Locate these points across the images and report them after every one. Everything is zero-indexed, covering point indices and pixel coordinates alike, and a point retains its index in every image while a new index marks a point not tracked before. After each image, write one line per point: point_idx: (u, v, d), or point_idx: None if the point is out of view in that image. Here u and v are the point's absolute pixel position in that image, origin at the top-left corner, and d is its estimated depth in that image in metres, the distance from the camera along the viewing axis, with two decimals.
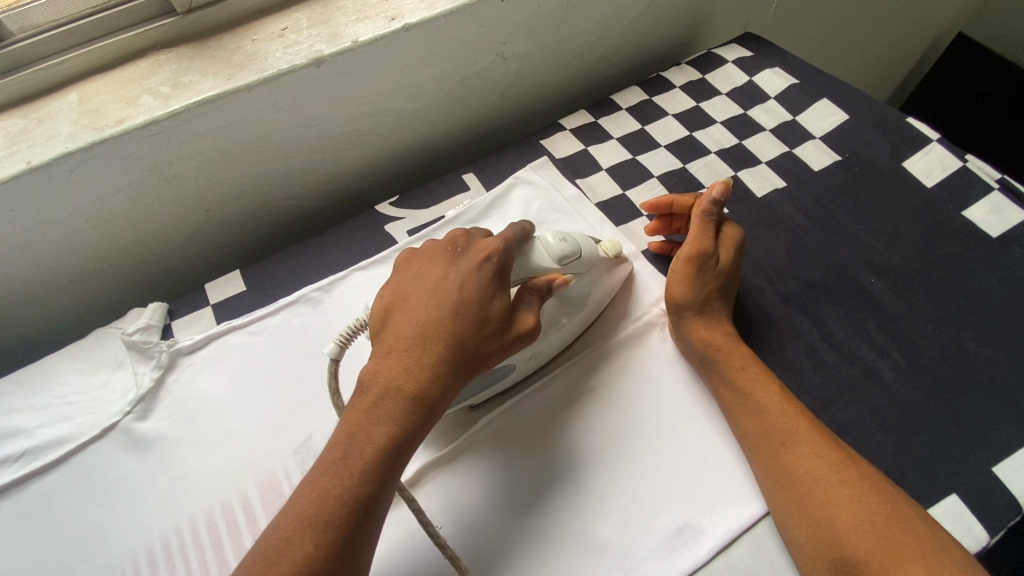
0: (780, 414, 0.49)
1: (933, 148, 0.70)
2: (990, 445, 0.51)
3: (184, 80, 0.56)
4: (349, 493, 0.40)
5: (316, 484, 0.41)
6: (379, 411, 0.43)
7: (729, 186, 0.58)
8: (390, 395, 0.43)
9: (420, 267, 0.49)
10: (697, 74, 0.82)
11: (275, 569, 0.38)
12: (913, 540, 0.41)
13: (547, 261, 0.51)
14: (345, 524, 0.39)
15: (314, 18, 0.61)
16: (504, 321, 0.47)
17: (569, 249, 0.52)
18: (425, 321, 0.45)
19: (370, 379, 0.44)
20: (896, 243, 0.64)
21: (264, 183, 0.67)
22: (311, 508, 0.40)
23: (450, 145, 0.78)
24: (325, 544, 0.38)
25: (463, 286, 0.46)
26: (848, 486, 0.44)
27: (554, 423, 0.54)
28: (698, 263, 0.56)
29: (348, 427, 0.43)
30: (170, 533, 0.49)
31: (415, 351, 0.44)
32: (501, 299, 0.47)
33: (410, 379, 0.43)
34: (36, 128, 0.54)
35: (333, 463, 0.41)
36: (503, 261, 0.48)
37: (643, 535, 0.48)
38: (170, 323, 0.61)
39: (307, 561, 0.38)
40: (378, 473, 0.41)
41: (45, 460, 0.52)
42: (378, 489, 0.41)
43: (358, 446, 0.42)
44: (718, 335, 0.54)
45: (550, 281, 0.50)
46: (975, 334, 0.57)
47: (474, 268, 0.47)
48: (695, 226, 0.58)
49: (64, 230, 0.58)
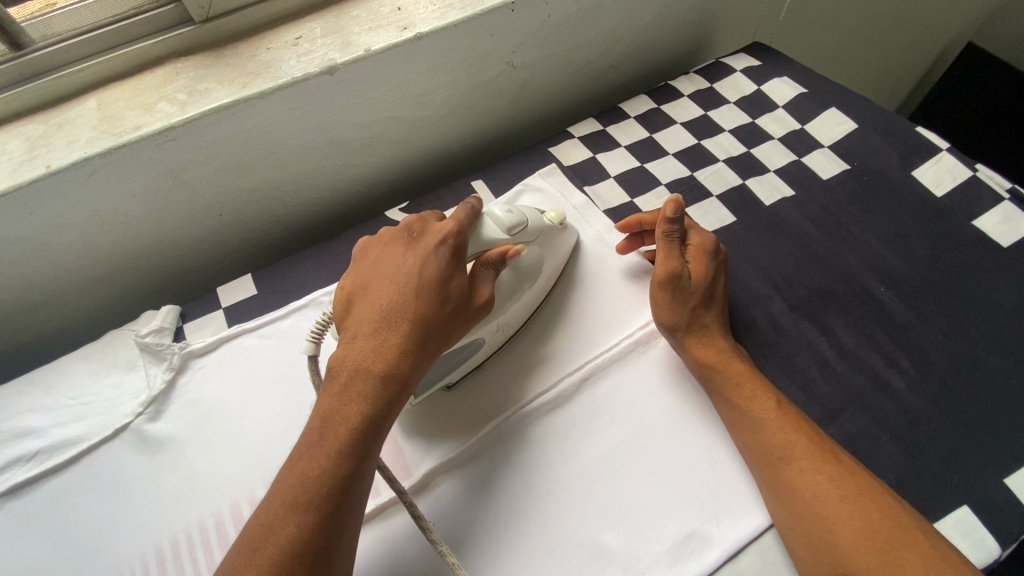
0: (776, 430, 0.48)
1: (943, 157, 0.70)
2: (1002, 456, 0.51)
3: (200, 88, 0.57)
4: (324, 474, 0.41)
5: (294, 467, 0.42)
6: (351, 393, 0.44)
7: (681, 200, 0.58)
8: (362, 377, 0.45)
9: (375, 257, 0.51)
10: (705, 84, 0.82)
11: (253, 553, 0.38)
12: (916, 558, 0.41)
13: (498, 234, 0.52)
14: (320, 505, 0.40)
15: (327, 27, 0.62)
16: (462, 296, 0.48)
17: (517, 220, 0.53)
18: (391, 305, 0.47)
19: (341, 364, 0.46)
20: (905, 252, 0.64)
21: (276, 189, 0.68)
22: (289, 490, 0.41)
23: (459, 153, 0.79)
24: (303, 523, 0.39)
25: (419, 268, 0.48)
26: (848, 503, 0.44)
27: (561, 427, 0.54)
28: (671, 284, 0.55)
29: (323, 412, 0.44)
30: (180, 533, 0.50)
31: (383, 333, 0.46)
32: (459, 279, 0.49)
33: (380, 360, 0.45)
34: (56, 133, 0.55)
35: (311, 445, 0.43)
36: (458, 241, 0.49)
37: (651, 543, 0.47)
38: (182, 326, 0.62)
39: (284, 542, 0.39)
40: (351, 452, 0.42)
41: (58, 460, 0.53)
42: (354, 467, 0.42)
43: (333, 427, 0.43)
44: (712, 350, 0.54)
45: (503, 253, 0.51)
46: (985, 344, 0.57)
47: (428, 249, 0.49)
48: (661, 247, 0.57)
49: (82, 233, 0.59)
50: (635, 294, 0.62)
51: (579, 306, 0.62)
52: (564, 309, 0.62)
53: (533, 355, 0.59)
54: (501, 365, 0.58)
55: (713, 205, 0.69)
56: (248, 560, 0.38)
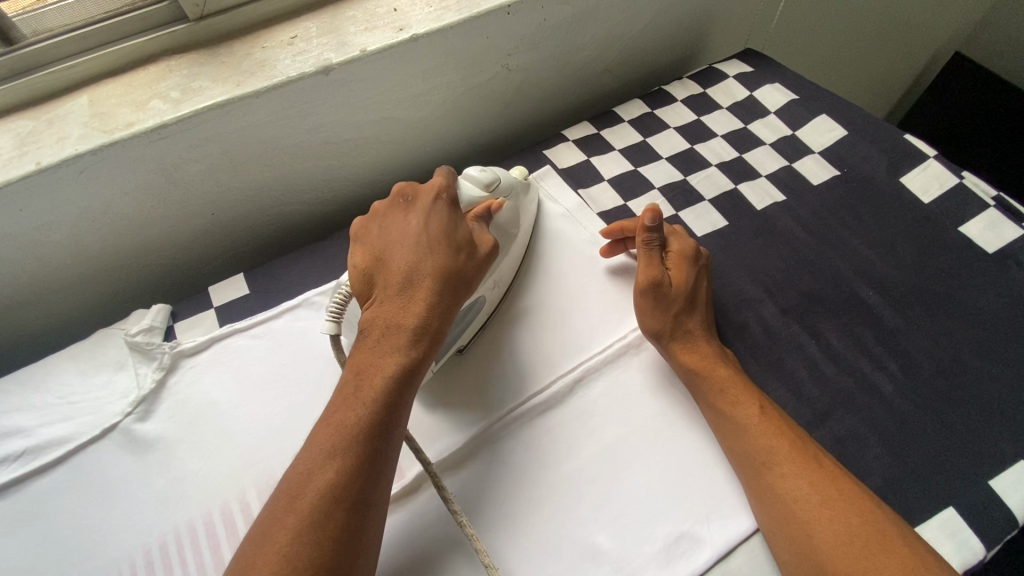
0: (759, 436, 0.49)
1: (930, 164, 0.71)
2: (987, 458, 0.52)
3: (194, 86, 0.57)
4: (360, 420, 0.43)
5: (331, 420, 0.44)
6: (380, 347, 0.47)
7: (658, 210, 0.59)
8: (389, 329, 0.47)
9: (382, 223, 0.53)
10: (698, 89, 0.83)
11: (299, 498, 0.40)
12: (896, 563, 0.41)
13: (477, 191, 0.54)
14: (359, 448, 0.42)
15: (322, 27, 0.62)
16: (476, 252, 0.51)
17: (491, 177, 0.55)
18: (408, 261, 0.49)
19: (368, 321, 0.48)
20: (893, 257, 0.65)
21: (270, 188, 0.67)
22: (328, 440, 0.43)
23: (453, 154, 0.79)
24: (343, 468, 0.41)
25: (434, 229, 0.50)
26: (830, 508, 0.44)
27: (549, 431, 0.54)
28: (652, 292, 0.56)
29: (355, 367, 0.46)
30: (169, 534, 0.49)
31: (409, 290, 0.48)
32: (465, 229, 0.51)
33: (405, 312, 0.48)
34: (45, 129, 0.55)
35: (346, 397, 0.45)
36: (452, 195, 0.52)
37: (640, 545, 0.48)
38: (172, 325, 0.62)
39: (324, 488, 0.40)
40: (386, 397, 0.45)
41: (45, 460, 0.52)
42: (388, 411, 0.44)
43: (365, 378, 0.46)
44: (697, 356, 0.54)
45: (489, 207, 0.53)
46: (971, 348, 0.58)
47: (431, 208, 0.52)
48: (642, 256, 0.58)
49: (72, 230, 0.59)
50: (625, 296, 0.62)
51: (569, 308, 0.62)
52: (556, 308, 0.62)
53: (524, 354, 0.59)
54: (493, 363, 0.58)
55: (705, 209, 0.70)
56: (292, 506, 0.40)
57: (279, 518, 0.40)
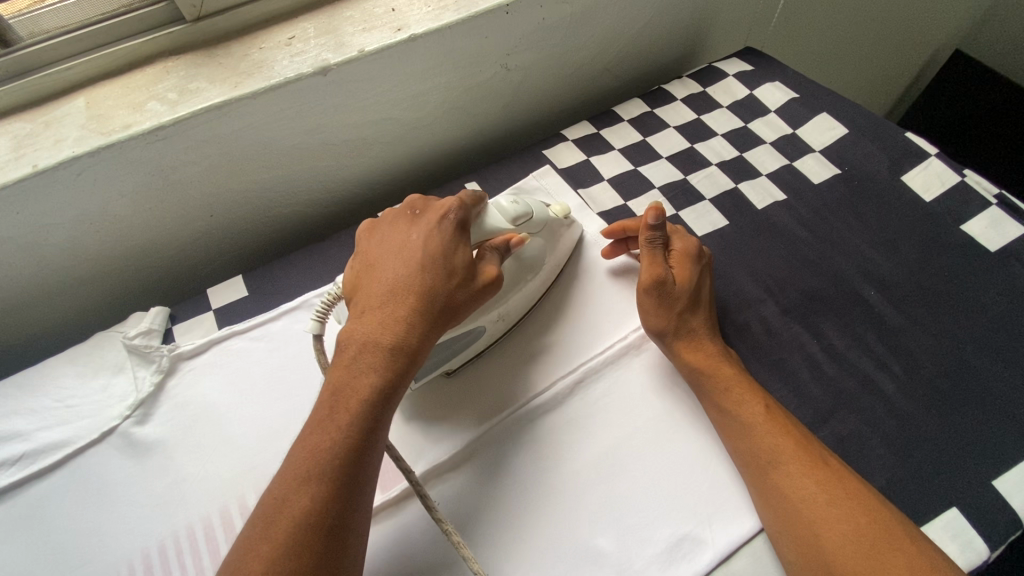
0: (766, 434, 0.48)
1: (932, 161, 0.70)
2: (991, 458, 0.51)
3: (191, 87, 0.57)
4: (336, 448, 0.43)
5: (307, 441, 0.43)
6: (359, 366, 0.46)
7: (662, 209, 0.59)
8: (371, 350, 0.47)
9: (382, 237, 0.53)
10: (698, 87, 0.83)
11: (270, 524, 0.40)
12: (903, 562, 0.41)
13: (501, 222, 0.54)
14: (331, 478, 0.42)
15: (320, 27, 0.62)
16: (467, 270, 0.50)
17: (520, 212, 0.55)
18: (399, 281, 0.49)
19: (349, 339, 0.47)
20: (896, 256, 0.64)
21: (268, 189, 0.67)
22: (302, 465, 0.42)
23: (453, 154, 0.79)
24: (314, 498, 0.41)
25: (425, 246, 0.50)
26: (836, 507, 0.44)
27: (552, 432, 0.54)
28: (657, 291, 0.55)
29: (334, 385, 0.46)
30: (167, 538, 0.49)
31: (392, 308, 0.48)
32: (463, 253, 0.50)
33: (388, 334, 0.47)
34: (42, 131, 0.54)
35: (323, 418, 0.44)
36: (460, 216, 0.51)
37: (643, 546, 0.47)
38: (171, 328, 0.61)
39: (296, 515, 0.40)
40: (363, 424, 0.44)
41: (42, 464, 0.52)
42: (366, 439, 0.44)
43: (344, 400, 0.45)
44: (701, 355, 0.54)
45: (507, 241, 0.54)
46: (974, 348, 0.58)
47: (433, 225, 0.51)
48: (644, 254, 0.58)
49: (70, 232, 0.58)
50: (626, 297, 0.62)
51: (569, 310, 0.62)
52: (557, 313, 0.62)
53: (525, 356, 0.59)
54: (492, 365, 0.58)
55: (706, 209, 0.70)
56: (263, 530, 0.40)
57: (250, 542, 0.40)
